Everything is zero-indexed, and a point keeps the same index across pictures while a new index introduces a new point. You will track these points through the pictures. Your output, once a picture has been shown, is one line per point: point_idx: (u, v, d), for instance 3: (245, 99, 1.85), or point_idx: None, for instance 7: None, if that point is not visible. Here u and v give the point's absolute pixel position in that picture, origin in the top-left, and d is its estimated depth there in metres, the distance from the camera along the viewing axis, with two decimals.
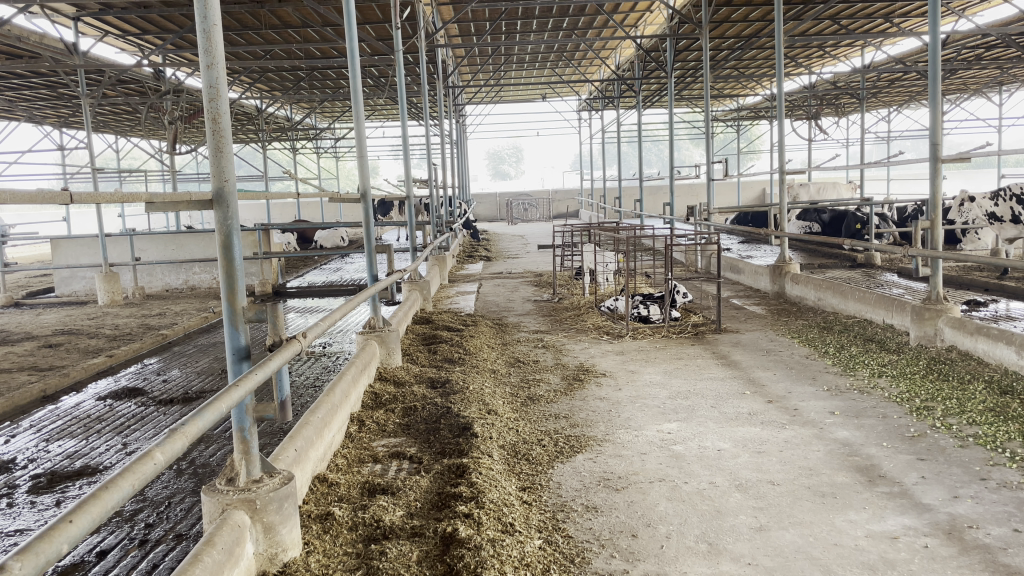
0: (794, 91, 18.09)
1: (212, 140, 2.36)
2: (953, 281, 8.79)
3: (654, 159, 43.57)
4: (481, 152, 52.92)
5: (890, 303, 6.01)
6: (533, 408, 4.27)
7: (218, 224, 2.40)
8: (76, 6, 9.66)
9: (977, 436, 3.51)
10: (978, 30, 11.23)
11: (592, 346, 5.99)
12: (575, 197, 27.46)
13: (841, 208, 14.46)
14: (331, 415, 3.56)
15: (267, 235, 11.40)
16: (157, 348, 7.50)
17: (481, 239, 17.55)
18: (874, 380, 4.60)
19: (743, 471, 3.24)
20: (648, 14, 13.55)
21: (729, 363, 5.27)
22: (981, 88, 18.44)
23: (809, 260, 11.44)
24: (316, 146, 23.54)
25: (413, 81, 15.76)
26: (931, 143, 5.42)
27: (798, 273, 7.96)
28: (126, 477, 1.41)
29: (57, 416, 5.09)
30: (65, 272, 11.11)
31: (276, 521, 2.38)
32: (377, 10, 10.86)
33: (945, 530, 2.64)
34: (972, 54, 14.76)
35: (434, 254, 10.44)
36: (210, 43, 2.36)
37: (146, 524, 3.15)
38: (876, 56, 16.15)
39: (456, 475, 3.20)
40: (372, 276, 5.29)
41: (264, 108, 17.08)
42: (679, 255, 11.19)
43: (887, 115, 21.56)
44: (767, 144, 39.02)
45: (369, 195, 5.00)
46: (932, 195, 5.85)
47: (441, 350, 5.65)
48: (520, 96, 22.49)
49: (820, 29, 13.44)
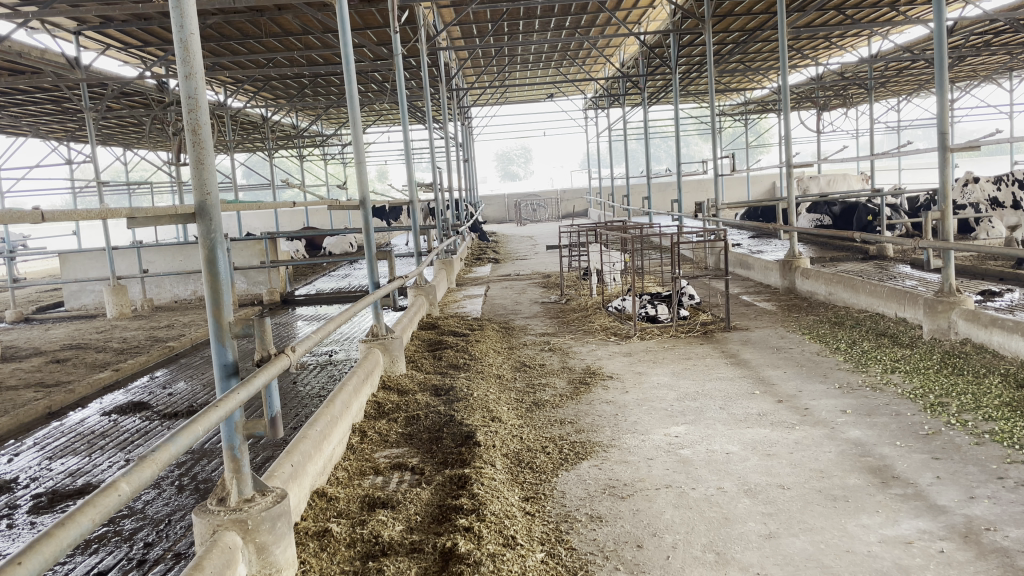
0: (800, 82, 17.94)
1: (191, 152, 2.30)
2: (966, 272, 8.66)
3: (662, 156, 43.47)
4: (489, 153, 52.99)
5: (902, 296, 5.91)
6: (538, 414, 4.19)
7: (200, 238, 2.34)
8: (77, 21, 9.69)
9: (994, 433, 3.40)
10: (986, 16, 11.00)
11: (599, 348, 5.90)
12: (584, 196, 27.41)
13: (851, 200, 14.35)
14: (331, 427, 3.49)
15: (273, 244, 11.38)
16: (164, 360, 7.47)
17: (491, 241, 17.47)
18: (887, 377, 4.49)
19: (752, 476, 3.16)
20: (651, 10, 13.42)
21: (738, 361, 5.18)
22: (991, 75, 18.18)
23: (819, 254, 11.32)
24: (322, 153, 23.51)
25: (415, 85, 15.69)
26: (939, 134, 5.30)
27: (808, 268, 7.86)
28: (85, 512, 1.35)
29: (62, 433, 5.05)
30: (74, 286, 11.10)
31: (269, 541, 2.31)
32: (378, 15, 10.84)
33: (961, 533, 2.55)
34: (980, 40, 14.55)
35: (441, 258, 10.37)
36: (188, 53, 2.29)
37: (145, 544, 3.10)
38: (883, 45, 15.99)
39: (458, 486, 3.12)
40: (374, 284, 5.22)
41: (269, 117, 17.06)
42: (687, 252, 11.08)
43: (895, 103, 21.37)
44: (776, 138, 38.82)
45: (369, 202, 4.91)
46: (943, 186, 5.73)
47: (446, 356, 5.58)
48: (525, 96, 22.41)
49: (825, 20, 13.25)
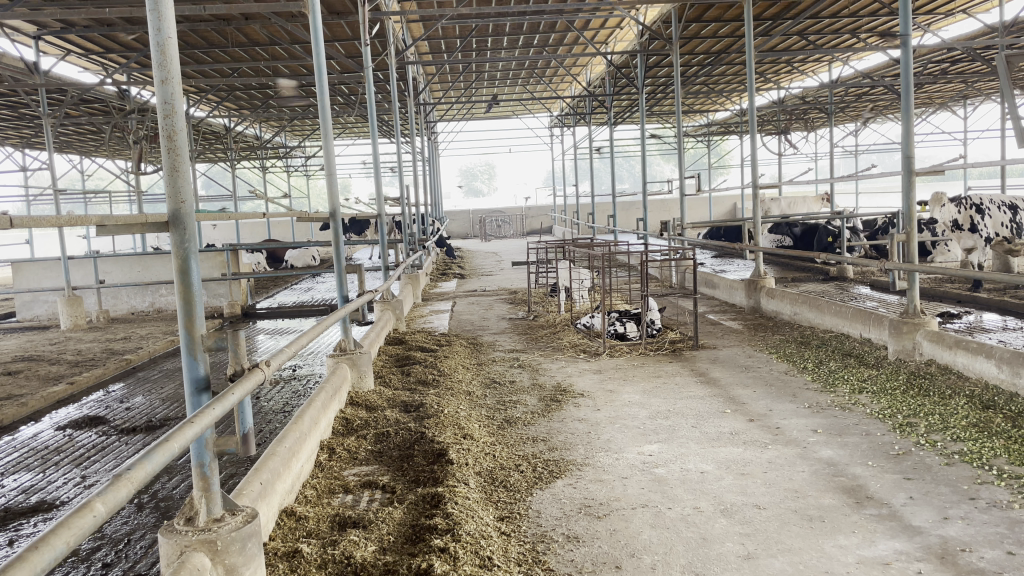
0: (763, 106, 18.24)
1: (166, 159, 2.22)
2: (925, 294, 8.82)
3: (625, 176, 43.97)
4: (454, 170, 53.07)
5: (867, 317, 5.97)
6: (510, 431, 4.15)
7: (173, 247, 2.26)
8: (37, 25, 9.47)
9: (962, 453, 3.44)
10: (944, 45, 11.23)
11: (569, 365, 5.88)
12: (549, 214, 27.53)
13: (812, 222, 14.62)
14: (299, 444, 3.40)
15: (235, 256, 11.16)
16: (121, 373, 7.27)
17: (456, 257, 17.41)
18: (855, 397, 4.53)
19: (727, 495, 3.15)
20: (618, 30, 13.54)
21: (708, 380, 5.19)
22: (946, 102, 18.60)
23: (781, 274, 11.49)
24: (286, 165, 23.24)
25: (383, 99, 15.62)
26: (904, 157, 5.37)
27: (773, 287, 7.94)
28: (59, 534, 1.28)
29: (13, 448, 4.87)
30: (26, 296, 10.78)
31: (238, 562, 2.22)
32: (347, 27, 10.76)
33: (937, 554, 2.56)
34: (938, 68, 14.92)
35: (407, 273, 10.28)
36: (164, 57, 2.23)
37: (104, 564, 2.98)
38: (844, 70, 16.33)
39: (431, 505, 3.05)
40: (343, 297, 5.12)
41: (232, 128, 16.85)
42: (653, 271, 11.16)
43: (854, 128, 21.82)
44: (737, 160, 39.59)
45: (339, 213, 4.82)
46: (908, 210, 5.81)
47: (415, 372, 5.50)
48: (492, 112, 22.48)
49: (787, 45, 13.46)
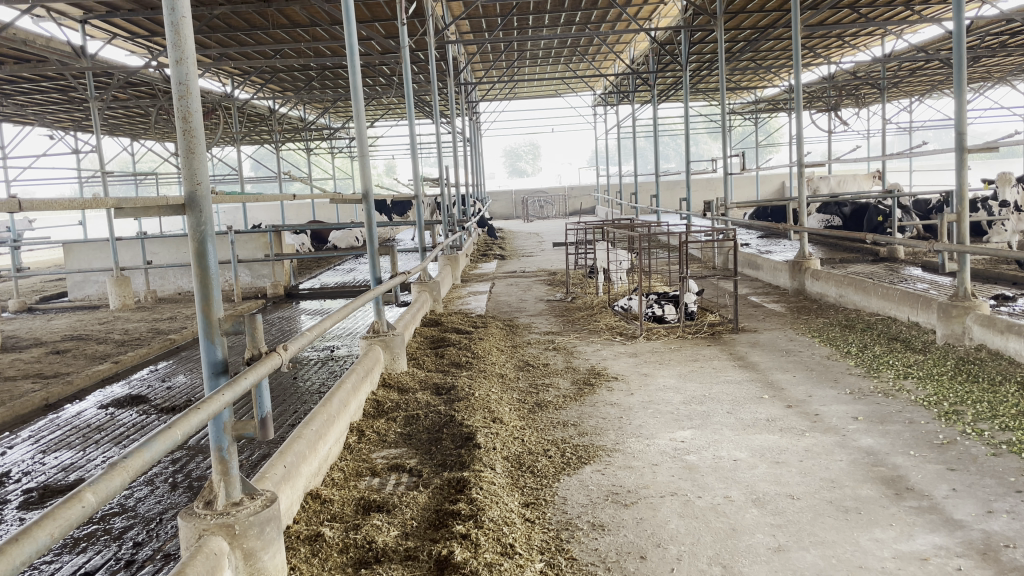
0: (812, 82, 17.80)
1: (182, 140, 2.20)
2: (980, 275, 8.53)
3: (671, 154, 43.43)
4: (499, 149, 53.04)
5: (915, 300, 5.78)
6: (541, 415, 4.10)
7: (190, 230, 2.24)
8: (83, 9, 9.61)
9: (1010, 444, 3.29)
10: (1002, 16, 10.76)
11: (604, 348, 5.80)
12: (592, 194, 27.35)
13: (862, 201, 14.25)
14: (327, 427, 3.39)
15: (278, 237, 11.25)
16: (165, 352, 7.40)
17: (497, 237, 17.40)
18: (899, 383, 4.37)
19: (760, 485, 3.05)
20: (661, 6, 13.30)
21: (746, 364, 5.07)
22: (1005, 76, 17.92)
23: (829, 254, 11.20)
24: (330, 145, 23.40)
25: (423, 79, 15.60)
26: (956, 134, 5.13)
27: (818, 269, 7.73)
28: (44, 525, 1.27)
29: (58, 426, 4.97)
30: (78, 277, 11.05)
31: (257, 547, 2.22)
32: (385, 7, 10.72)
33: (978, 550, 2.44)
34: (995, 40, 14.39)
35: (447, 254, 10.29)
36: (179, 37, 2.20)
37: (135, 543, 3.01)
38: (896, 44, 15.85)
39: (456, 490, 3.02)
40: (376, 278, 5.09)
41: (277, 110, 17.02)
42: (695, 251, 10.98)
43: (907, 104, 21.17)
44: (787, 138, 38.91)
45: (371, 194, 4.77)
46: (959, 188, 5.57)
47: (448, 354, 5.48)
48: (535, 91, 22.34)
49: (838, 18, 13.06)
